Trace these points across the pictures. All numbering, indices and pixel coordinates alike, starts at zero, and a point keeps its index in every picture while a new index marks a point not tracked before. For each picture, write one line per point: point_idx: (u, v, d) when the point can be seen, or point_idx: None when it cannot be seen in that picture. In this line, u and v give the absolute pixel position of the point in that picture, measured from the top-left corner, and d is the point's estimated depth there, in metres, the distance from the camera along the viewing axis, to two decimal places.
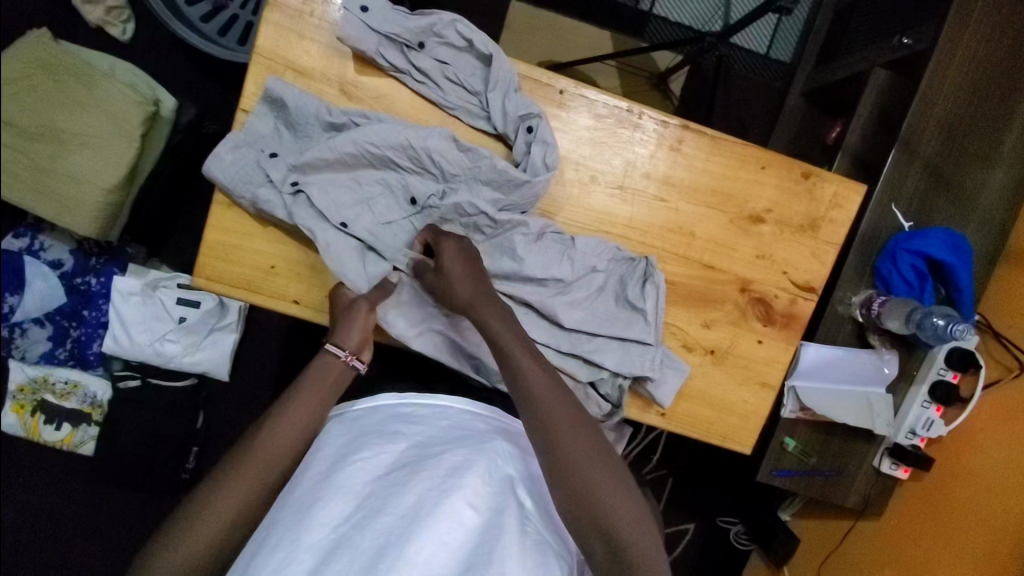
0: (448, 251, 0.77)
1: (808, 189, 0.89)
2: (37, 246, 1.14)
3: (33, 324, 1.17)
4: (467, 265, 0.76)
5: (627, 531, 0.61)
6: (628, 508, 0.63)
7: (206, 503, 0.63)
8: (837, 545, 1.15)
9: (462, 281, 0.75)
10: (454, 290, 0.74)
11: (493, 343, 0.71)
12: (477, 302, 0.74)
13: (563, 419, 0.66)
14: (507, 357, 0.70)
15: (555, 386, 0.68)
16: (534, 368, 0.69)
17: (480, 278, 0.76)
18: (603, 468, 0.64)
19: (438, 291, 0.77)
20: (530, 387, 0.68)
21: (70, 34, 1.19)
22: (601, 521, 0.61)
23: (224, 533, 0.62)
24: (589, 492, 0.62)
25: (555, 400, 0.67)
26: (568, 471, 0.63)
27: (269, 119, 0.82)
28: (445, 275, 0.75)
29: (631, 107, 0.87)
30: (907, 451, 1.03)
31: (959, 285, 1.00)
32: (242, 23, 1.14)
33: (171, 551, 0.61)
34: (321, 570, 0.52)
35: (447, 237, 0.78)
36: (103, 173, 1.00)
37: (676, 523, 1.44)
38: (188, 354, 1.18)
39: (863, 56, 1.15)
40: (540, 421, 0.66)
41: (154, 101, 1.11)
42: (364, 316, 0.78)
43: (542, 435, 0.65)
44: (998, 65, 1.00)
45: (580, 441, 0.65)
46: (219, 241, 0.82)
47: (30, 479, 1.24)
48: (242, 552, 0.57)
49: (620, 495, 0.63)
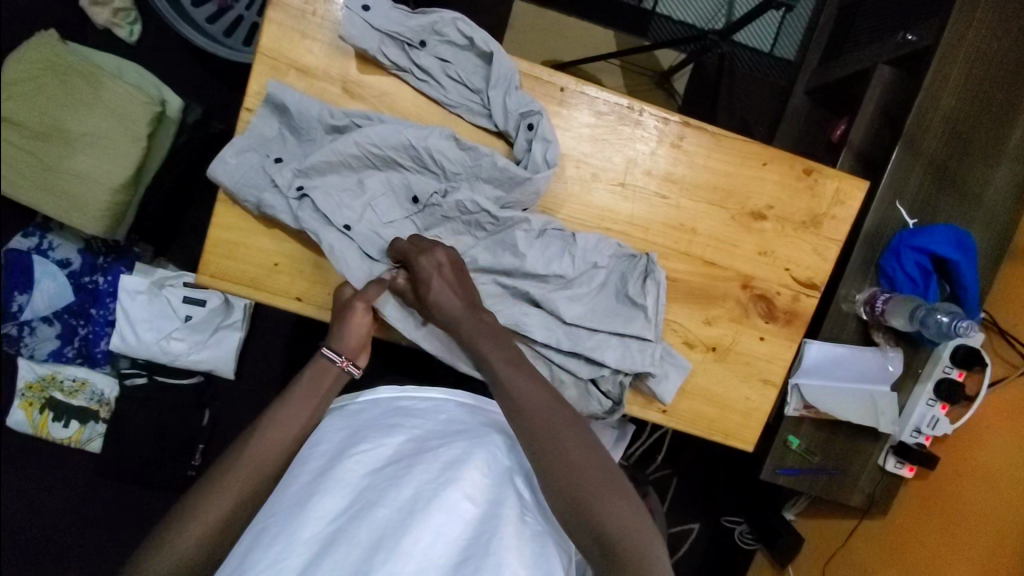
0: (423, 269, 0.76)
1: (809, 186, 0.89)
2: (46, 245, 1.17)
3: (41, 322, 1.18)
4: (450, 282, 0.77)
5: (616, 524, 0.60)
6: (618, 505, 0.62)
7: (208, 490, 0.64)
8: (841, 546, 1.14)
9: (459, 307, 0.76)
10: (451, 313, 0.76)
11: (478, 358, 0.73)
12: (461, 321, 0.75)
13: (548, 421, 0.66)
14: (488, 364, 0.72)
15: (539, 388, 0.70)
16: (511, 369, 0.71)
17: (467, 287, 0.78)
18: (592, 466, 0.64)
19: (423, 307, 0.78)
20: (513, 396, 0.69)
21: (77, 36, 1.20)
22: (588, 517, 0.60)
23: (226, 520, 0.63)
24: (576, 490, 0.61)
25: (542, 400, 0.68)
26: (555, 469, 0.63)
27: (272, 122, 0.83)
28: (433, 296, 0.76)
29: (632, 104, 0.87)
30: (911, 449, 1.03)
31: (964, 282, 0.99)
32: (247, 23, 1.15)
33: (170, 537, 0.61)
34: (316, 563, 0.52)
35: (416, 251, 0.78)
36: (111, 174, 1.01)
37: (680, 522, 1.44)
38: (194, 351, 1.20)
39: (867, 53, 1.15)
40: (524, 418, 0.67)
41: (161, 101, 1.12)
42: (358, 317, 0.78)
43: (527, 437, 0.65)
44: (1004, 61, 0.99)
45: (567, 441, 0.65)
46: (221, 239, 0.83)
47: (39, 475, 1.25)
48: (239, 546, 0.57)
49: (611, 493, 0.62)
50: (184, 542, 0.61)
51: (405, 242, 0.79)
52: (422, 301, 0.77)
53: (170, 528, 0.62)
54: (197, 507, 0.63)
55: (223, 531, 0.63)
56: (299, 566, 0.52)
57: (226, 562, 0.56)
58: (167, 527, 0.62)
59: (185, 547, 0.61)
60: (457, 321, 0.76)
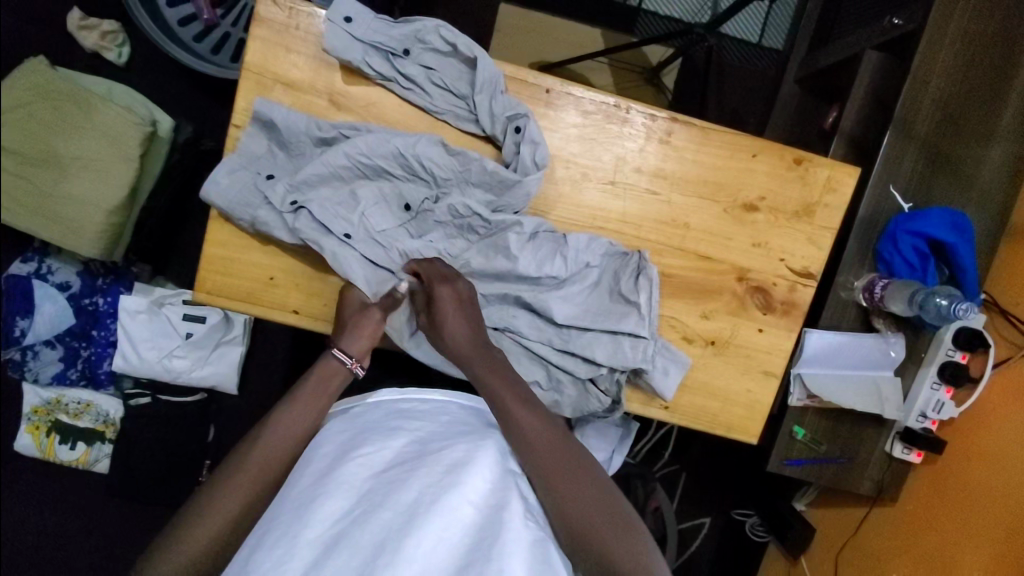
0: (444, 301, 0.77)
1: (801, 174, 0.89)
2: (45, 270, 1.18)
3: (44, 346, 1.18)
4: (460, 316, 0.77)
5: (620, 551, 0.62)
6: (622, 537, 0.63)
7: (207, 501, 0.64)
8: (853, 536, 1.13)
9: (458, 338, 0.77)
10: (447, 343, 0.77)
11: (473, 377, 0.75)
12: (464, 354, 0.76)
13: (552, 453, 0.68)
14: (492, 390, 0.73)
15: (541, 418, 0.71)
16: (506, 390, 0.73)
17: (478, 323, 0.79)
18: (596, 496, 0.66)
19: (430, 334, 0.79)
20: (517, 419, 0.70)
21: (67, 62, 1.21)
22: (581, 528, 0.63)
23: (228, 531, 0.63)
24: (573, 505, 0.64)
25: (532, 417, 0.71)
26: (561, 495, 0.64)
27: (262, 139, 0.83)
28: (444, 323, 0.77)
29: (619, 102, 0.87)
30: (918, 434, 1.02)
31: (962, 264, 0.98)
32: (234, 40, 1.16)
33: (172, 551, 0.62)
34: (320, 568, 0.52)
35: (440, 281, 0.79)
36: (106, 195, 1.02)
37: (690, 518, 1.44)
38: (197, 369, 1.20)
39: (855, 39, 1.14)
40: (517, 435, 0.69)
41: (152, 122, 1.13)
42: (374, 323, 0.79)
43: (530, 463, 0.67)
44: (990, 40, 0.99)
45: (572, 475, 0.67)
46: (215, 255, 0.83)
47: (49, 497, 1.26)
48: (242, 550, 0.57)
49: (613, 521, 0.64)
50: (187, 552, 0.62)
51: (435, 267, 0.80)
52: (430, 326, 0.78)
53: (171, 541, 0.62)
54: (199, 517, 0.63)
55: (224, 541, 0.63)
56: (302, 571, 0.52)
57: (230, 564, 0.57)
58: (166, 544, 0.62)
59: (188, 557, 0.62)
60: (462, 355, 0.77)
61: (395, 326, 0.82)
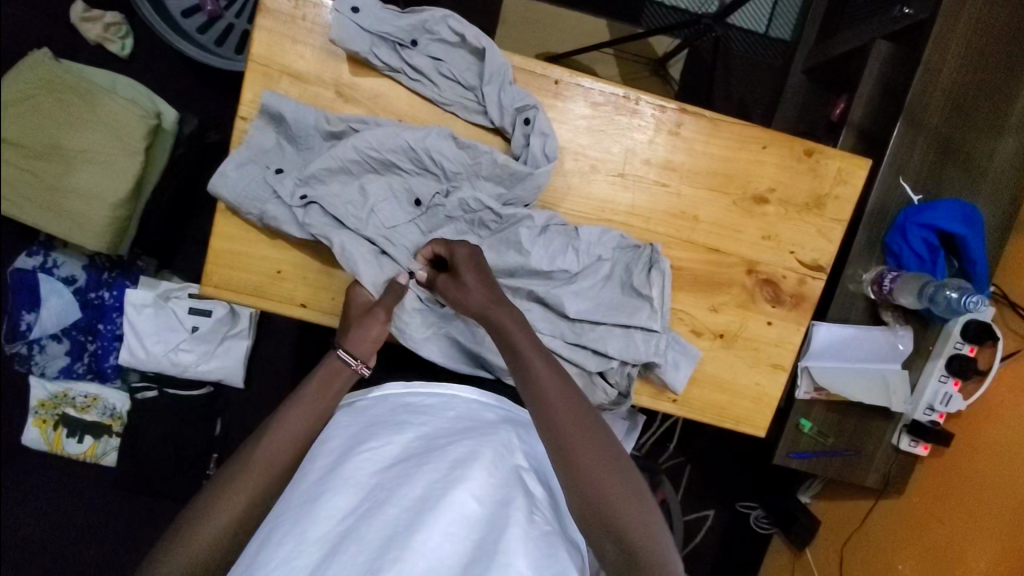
0: (462, 258, 0.76)
1: (811, 167, 0.88)
2: (50, 264, 1.18)
3: (51, 339, 1.19)
4: (480, 272, 0.76)
5: (636, 530, 0.60)
6: (643, 518, 0.61)
7: (212, 500, 0.64)
8: (858, 527, 1.14)
9: (478, 287, 0.74)
10: (466, 300, 0.74)
11: (499, 344, 0.72)
12: (490, 308, 0.73)
13: (577, 432, 0.65)
14: (515, 355, 0.70)
15: (561, 386, 0.68)
16: (535, 360, 0.69)
17: (490, 282, 0.76)
18: (616, 475, 0.63)
19: (450, 298, 0.76)
20: (539, 389, 0.67)
21: (71, 55, 1.21)
22: (604, 513, 0.60)
23: (235, 529, 0.62)
24: (596, 488, 0.61)
25: (557, 391, 0.67)
26: (581, 478, 0.62)
27: (270, 133, 0.82)
28: (461, 284, 0.75)
29: (628, 93, 0.86)
30: (926, 427, 1.02)
31: (972, 257, 0.97)
32: (238, 31, 1.15)
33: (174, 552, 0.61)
34: (326, 564, 0.52)
35: (457, 244, 0.78)
36: (110, 189, 1.01)
37: (695, 510, 1.44)
38: (203, 362, 1.19)
39: (865, 29, 1.12)
40: (541, 409, 0.66)
41: (156, 113, 1.12)
42: (379, 325, 0.78)
43: (553, 442, 0.64)
44: (1003, 29, 0.98)
45: (595, 451, 0.64)
46: (223, 249, 0.83)
47: (58, 491, 1.26)
48: (248, 546, 0.57)
49: (635, 502, 0.62)
50: (191, 548, 0.61)
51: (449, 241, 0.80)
52: (449, 285, 0.76)
53: (178, 535, 0.62)
54: (206, 511, 0.62)
55: (232, 538, 0.62)
56: (308, 567, 0.52)
57: (238, 559, 0.57)
58: (171, 543, 0.61)
59: (192, 552, 0.61)
60: (481, 315, 0.73)
61: (400, 325, 0.81)
